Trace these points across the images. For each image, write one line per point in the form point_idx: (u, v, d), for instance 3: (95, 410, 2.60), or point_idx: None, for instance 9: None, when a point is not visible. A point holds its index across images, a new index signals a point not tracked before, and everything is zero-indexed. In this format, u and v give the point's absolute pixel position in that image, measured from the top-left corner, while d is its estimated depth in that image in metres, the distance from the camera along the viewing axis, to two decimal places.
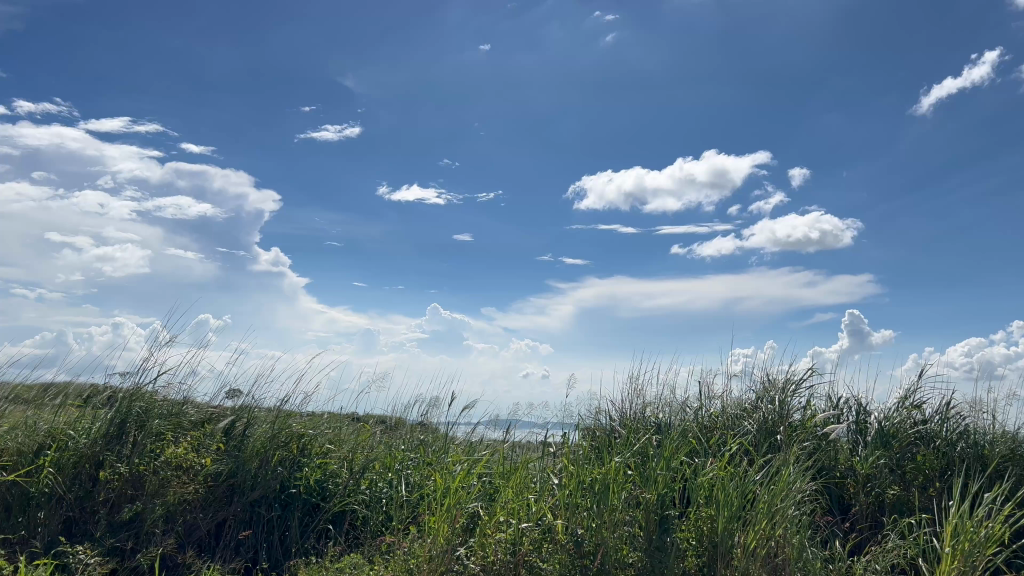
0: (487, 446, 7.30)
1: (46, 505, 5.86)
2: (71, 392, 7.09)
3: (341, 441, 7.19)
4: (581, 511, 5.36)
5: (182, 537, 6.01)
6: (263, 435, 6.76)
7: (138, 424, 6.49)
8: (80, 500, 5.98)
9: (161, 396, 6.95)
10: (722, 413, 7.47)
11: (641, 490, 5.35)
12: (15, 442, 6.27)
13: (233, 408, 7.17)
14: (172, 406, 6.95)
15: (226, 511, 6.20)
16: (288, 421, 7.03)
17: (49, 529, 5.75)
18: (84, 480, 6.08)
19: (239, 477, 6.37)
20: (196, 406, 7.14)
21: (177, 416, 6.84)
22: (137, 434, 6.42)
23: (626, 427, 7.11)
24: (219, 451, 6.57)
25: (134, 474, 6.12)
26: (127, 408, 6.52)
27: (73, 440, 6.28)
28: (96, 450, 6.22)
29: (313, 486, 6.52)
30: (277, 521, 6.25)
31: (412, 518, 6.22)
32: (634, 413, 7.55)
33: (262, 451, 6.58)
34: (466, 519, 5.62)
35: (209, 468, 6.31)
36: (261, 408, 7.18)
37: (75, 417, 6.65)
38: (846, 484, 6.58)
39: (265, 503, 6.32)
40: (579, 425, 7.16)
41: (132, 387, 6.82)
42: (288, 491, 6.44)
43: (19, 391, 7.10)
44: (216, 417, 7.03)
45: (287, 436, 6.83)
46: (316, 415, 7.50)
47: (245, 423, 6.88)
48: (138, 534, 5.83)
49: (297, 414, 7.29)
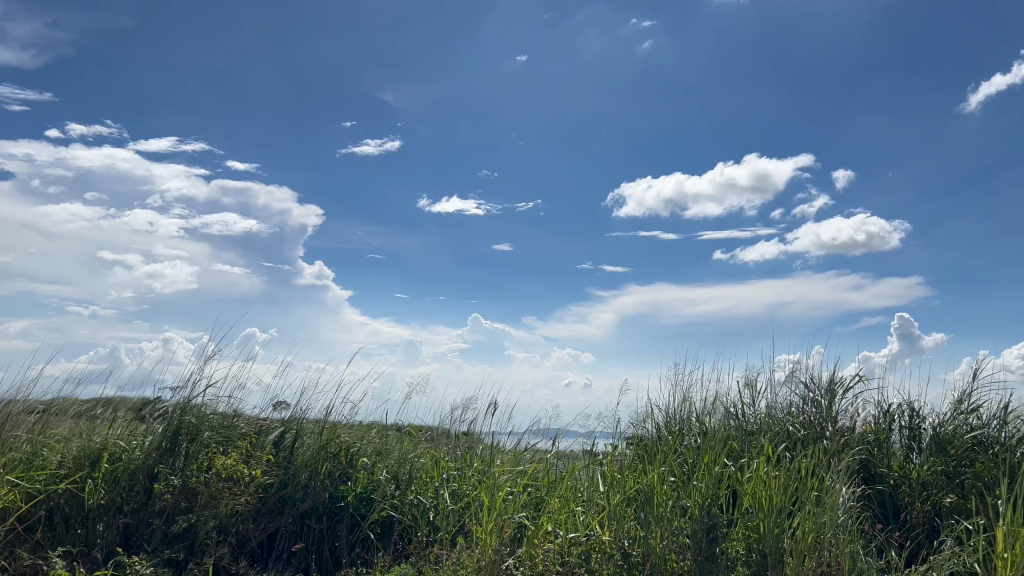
0: (533, 456, 7.29)
1: (104, 518, 6.01)
2: (124, 407, 7.26)
3: (386, 451, 7.24)
4: (628, 521, 5.35)
5: (235, 548, 6.13)
6: (312, 446, 6.86)
7: (189, 435, 6.63)
8: (136, 512, 6.12)
9: (212, 409, 7.09)
10: (769, 419, 7.36)
11: (688, 499, 5.30)
12: (72, 455, 6.43)
13: (281, 420, 7.28)
14: (223, 418, 7.09)
15: (277, 522, 6.30)
16: (335, 432, 7.12)
17: (108, 540, 5.90)
18: (139, 492, 6.23)
19: (289, 488, 6.46)
20: (246, 419, 7.27)
21: (227, 429, 6.98)
22: (188, 446, 6.56)
23: (673, 434, 7.05)
24: (269, 462, 6.68)
25: (188, 487, 6.28)
26: (178, 420, 6.67)
27: (127, 453, 6.45)
28: (150, 462, 6.36)
29: (361, 497, 6.58)
30: (327, 532, 6.34)
31: (459, 528, 6.25)
32: (679, 420, 7.49)
33: (312, 462, 6.68)
34: (513, 529, 5.63)
35: (260, 479, 6.43)
36: (308, 419, 7.28)
37: (129, 431, 6.82)
38: (900, 491, 6.44)
39: (315, 515, 6.40)
40: (625, 434, 7.13)
41: (183, 401, 6.96)
42: (336, 504, 6.51)
43: (76, 406, 7.29)
44: (265, 429, 7.14)
45: (334, 447, 6.92)
46: (362, 426, 7.58)
47: (293, 434, 6.98)
48: (192, 546, 5.94)
49: (344, 425, 7.38)
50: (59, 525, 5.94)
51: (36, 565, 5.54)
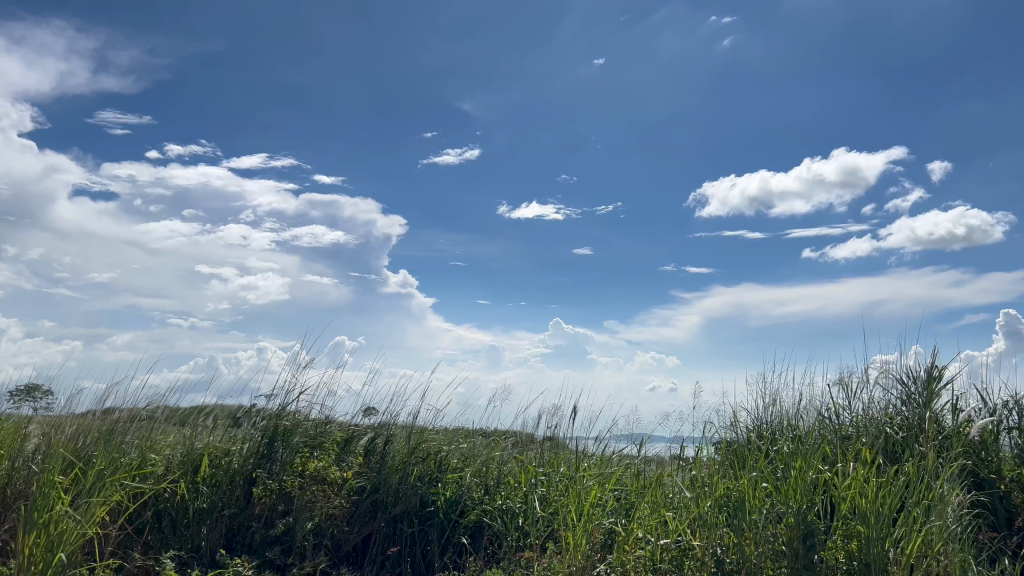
0: (620, 462, 7.23)
1: (207, 520, 6.28)
2: (222, 414, 7.57)
3: (474, 456, 7.32)
4: (719, 529, 5.26)
5: (331, 551, 6.32)
6: (401, 451, 7.01)
7: (284, 440, 6.88)
8: (237, 515, 6.39)
9: (305, 415, 7.33)
10: (866, 421, 7.11)
11: (781, 504, 5.16)
12: (176, 460, 6.74)
13: (372, 425, 7.45)
14: (316, 424, 7.32)
15: (371, 526, 6.45)
16: (424, 438, 7.25)
17: (212, 542, 6.17)
18: (239, 496, 6.50)
19: (382, 492, 6.61)
20: (338, 425, 7.47)
21: (320, 435, 7.20)
22: (283, 452, 6.80)
23: (765, 438, 6.89)
24: (361, 466, 6.88)
25: (284, 491, 6.52)
26: (274, 426, 6.94)
27: (226, 458, 6.73)
28: (248, 468, 6.64)
29: (450, 501, 6.65)
30: (419, 535, 6.43)
31: (549, 534, 6.25)
32: (770, 425, 7.30)
33: (402, 467, 6.82)
34: (602, 535, 5.62)
35: (352, 483, 6.63)
36: (397, 424, 7.43)
37: (228, 437, 7.11)
38: (1012, 496, 6.11)
39: (407, 519, 6.51)
40: (713, 439, 6.99)
41: (277, 408, 7.23)
42: (428, 508, 6.60)
43: (178, 414, 7.63)
44: (356, 434, 7.33)
45: (422, 452, 7.05)
46: (449, 431, 7.68)
47: (384, 439, 7.16)
48: (291, 548, 6.16)
49: (431, 430, 7.50)
50: (166, 527, 6.23)
51: (148, 565, 5.83)
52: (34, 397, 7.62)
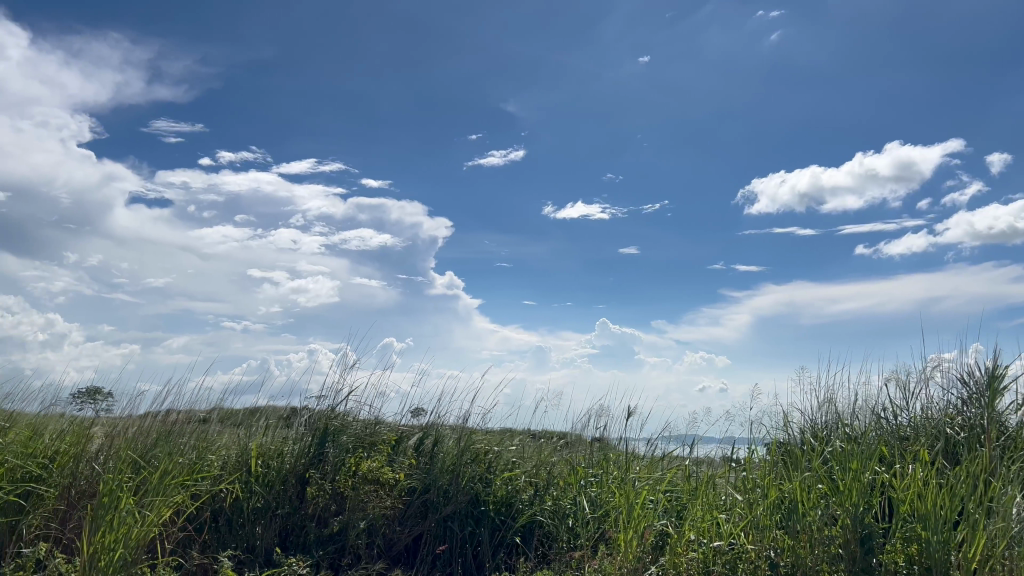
0: (671, 464, 7.16)
1: (261, 520, 6.40)
2: (275, 414, 7.71)
3: (523, 458, 7.33)
4: (773, 531, 5.18)
5: (384, 551, 6.39)
6: (450, 451, 7.05)
7: (334, 439, 6.98)
8: (290, 515, 6.50)
9: (354, 416, 7.42)
10: (924, 421, 6.92)
11: (837, 505, 5.06)
12: (231, 460, 6.88)
13: (421, 425, 7.52)
14: (366, 425, 7.41)
15: (422, 526, 6.51)
16: (472, 438, 7.29)
17: (266, 541, 6.29)
18: (292, 495, 6.62)
19: (432, 492, 6.67)
20: (387, 425, 7.55)
21: (370, 435, 7.29)
22: (334, 451, 6.91)
23: (819, 439, 6.76)
24: (412, 466, 6.95)
25: (337, 491, 6.68)
26: (325, 426, 7.04)
27: (280, 458, 6.85)
28: (301, 468, 6.75)
29: (500, 502, 6.67)
30: (470, 535, 6.46)
31: (600, 535, 6.23)
32: (824, 426, 7.16)
33: (451, 467, 6.86)
34: (654, 536, 5.57)
35: (403, 483, 6.71)
36: (446, 425, 7.48)
37: (281, 437, 7.23)
38: None
39: (458, 518, 6.54)
40: (765, 439, 6.89)
41: (327, 409, 7.33)
42: (478, 508, 6.63)
43: (232, 415, 7.78)
44: (405, 434, 7.40)
45: (471, 453, 7.08)
46: (497, 432, 7.71)
47: (433, 439, 7.22)
48: (344, 548, 6.26)
49: (480, 431, 7.54)
50: (223, 526, 6.36)
51: (207, 564, 5.96)
52: (95, 399, 7.85)
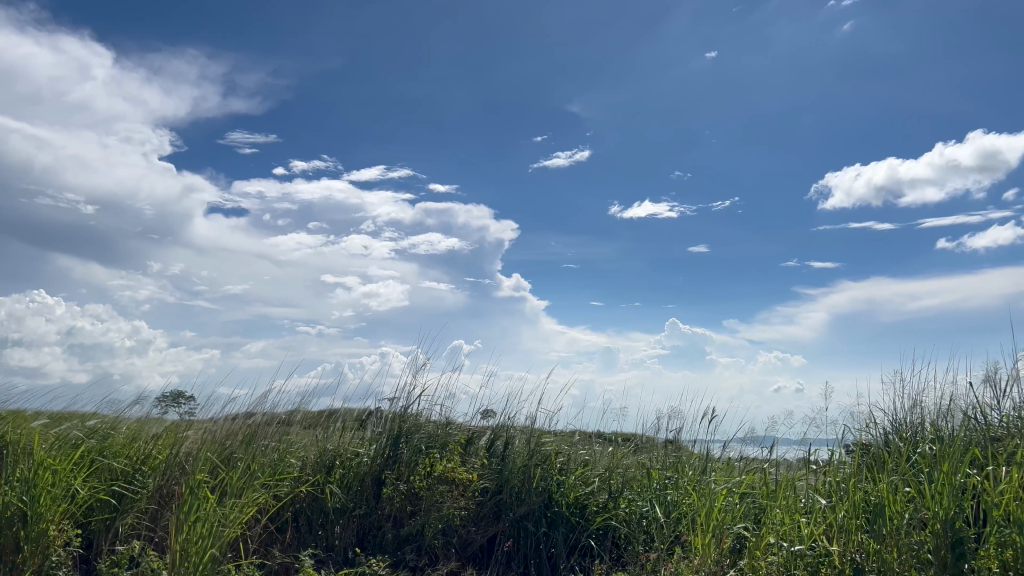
0: (748, 467, 7.02)
1: (340, 520, 6.55)
2: (350, 416, 7.88)
3: (597, 459, 7.29)
4: (858, 534, 5.04)
5: (459, 551, 6.45)
6: (522, 452, 7.08)
7: (407, 441, 7.10)
8: (367, 515, 6.64)
9: (427, 417, 7.51)
10: (1016, 420, 6.62)
11: (926, 509, 4.87)
12: (310, 462, 7.07)
13: (492, 426, 7.57)
14: (438, 426, 7.49)
15: (496, 527, 6.56)
16: (544, 440, 7.30)
17: (345, 541, 6.44)
18: (369, 496, 6.75)
19: (506, 493, 6.72)
20: (459, 426, 7.63)
21: (442, 436, 7.37)
22: (408, 453, 7.01)
23: (903, 441, 6.53)
24: (484, 466, 7.02)
25: (412, 491, 6.77)
26: (398, 428, 7.17)
27: (357, 460, 7.01)
28: (376, 469, 6.88)
29: (573, 504, 6.65)
30: (544, 536, 6.46)
31: (676, 538, 6.14)
32: (909, 427, 6.91)
33: (524, 467, 6.89)
34: (732, 541, 5.48)
35: (476, 484, 6.77)
36: (517, 426, 7.51)
37: (356, 439, 7.38)
38: None
39: (532, 519, 6.56)
40: (845, 441, 6.70)
41: (400, 410, 7.46)
42: (552, 509, 6.63)
43: (309, 416, 7.99)
44: (477, 435, 7.46)
45: (544, 455, 7.09)
46: (568, 434, 7.70)
47: (504, 440, 7.27)
48: (420, 548, 6.35)
49: (551, 432, 7.54)
50: (303, 526, 6.53)
51: (288, 562, 6.12)
52: (178, 403, 8.16)
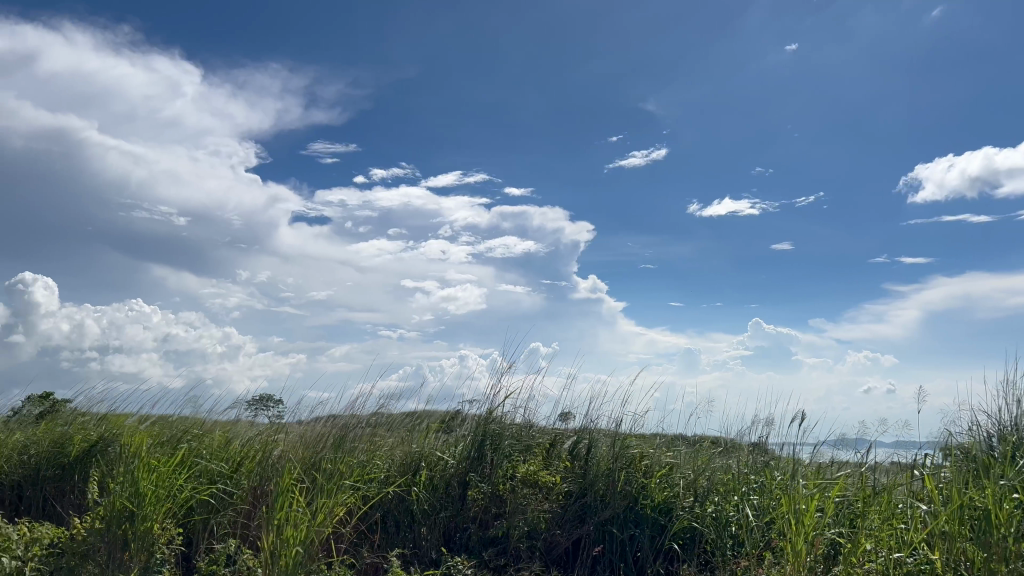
0: (841, 471, 6.81)
1: (426, 521, 6.65)
2: (433, 419, 7.99)
3: (682, 463, 7.17)
4: (962, 542, 4.83)
5: (544, 554, 6.45)
6: (606, 455, 7.05)
7: (491, 444, 7.16)
8: (452, 517, 6.73)
9: (510, 419, 7.56)
10: None
11: None
12: (396, 464, 7.21)
13: (575, 429, 7.55)
14: (521, 428, 7.52)
15: (581, 530, 6.54)
16: (629, 442, 7.23)
17: (431, 543, 6.54)
18: (454, 498, 6.85)
19: (590, 497, 6.70)
20: (541, 429, 7.64)
21: (526, 439, 7.40)
22: (493, 455, 7.08)
23: (1010, 445, 6.21)
24: (567, 470, 7.02)
25: (495, 493, 6.83)
26: (482, 430, 7.24)
27: (442, 462, 7.12)
28: (461, 471, 6.97)
29: (658, 507, 6.57)
30: (629, 540, 6.39)
31: (766, 544, 6.00)
32: (1016, 430, 6.57)
33: (609, 470, 6.86)
34: (824, 547, 5.32)
35: (560, 487, 6.79)
36: (601, 429, 7.46)
37: (441, 442, 7.48)
38: None
39: (617, 522, 6.52)
40: (945, 444, 6.41)
41: (484, 413, 7.53)
42: (637, 512, 6.56)
43: (394, 419, 8.14)
44: (560, 438, 7.47)
45: (628, 457, 7.02)
46: (652, 437, 7.60)
47: (588, 443, 7.24)
48: (506, 550, 6.40)
49: (635, 436, 7.46)
50: (391, 527, 6.66)
51: (377, 562, 6.26)
52: (267, 406, 8.44)
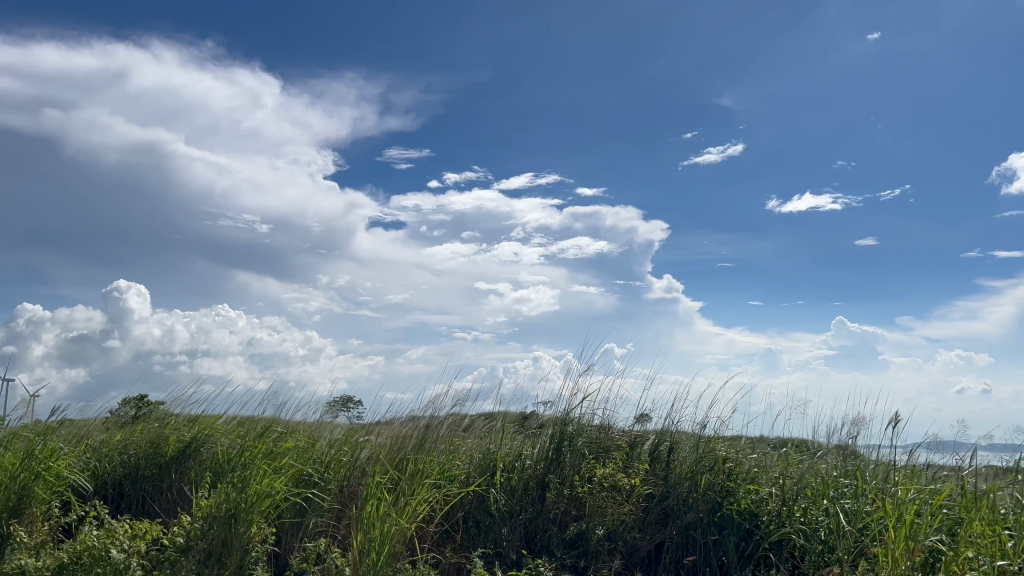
0: (939, 476, 6.54)
1: (506, 522, 6.68)
2: (511, 420, 8.04)
3: (767, 466, 7.00)
4: None
5: (626, 556, 6.41)
6: (688, 459, 6.95)
7: (570, 446, 7.14)
8: (533, 519, 6.74)
9: (588, 421, 7.53)
10: None
11: None
12: (476, 465, 7.28)
13: (655, 430, 7.47)
14: (600, 430, 7.48)
15: (662, 534, 6.47)
16: (712, 446, 7.09)
17: (513, 544, 6.55)
18: (534, 499, 6.87)
19: (673, 501, 6.61)
20: (620, 431, 7.58)
21: (606, 441, 7.36)
22: (572, 457, 7.07)
23: None
24: (647, 472, 6.96)
25: (575, 496, 6.82)
26: (561, 431, 7.25)
27: (521, 463, 7.15)
28: (540, 472, 7.00)
29: (744, 511, 6.41)
30: (713, 544, 6.29)
31: (859, 550, 5.80)
32: None
33: (691, 474, 6.77)
34: (922, 554, 5.12)
35: (640, 489, 6.74)
36: (683, 432, 7.36)
37: (519, 443, 7.51)
38: None
39: (701, 527, 6.40)
40: None
41: (562, 415, 7.53)
42: (722, 516, 6.41)
43: (473, 420, 8.21)
44: (639, 440, 7.41)
45: (711, 460, 6.90)
46: (736, 440, 7.44)
47: (669, 446, 7.16)
48: (587, 552, 6.37)
49: (719, 438, 7.31)
50: (473, 528, 6.73)
51: (460, 562, 6.33)
52: (347, 407, 8.65)
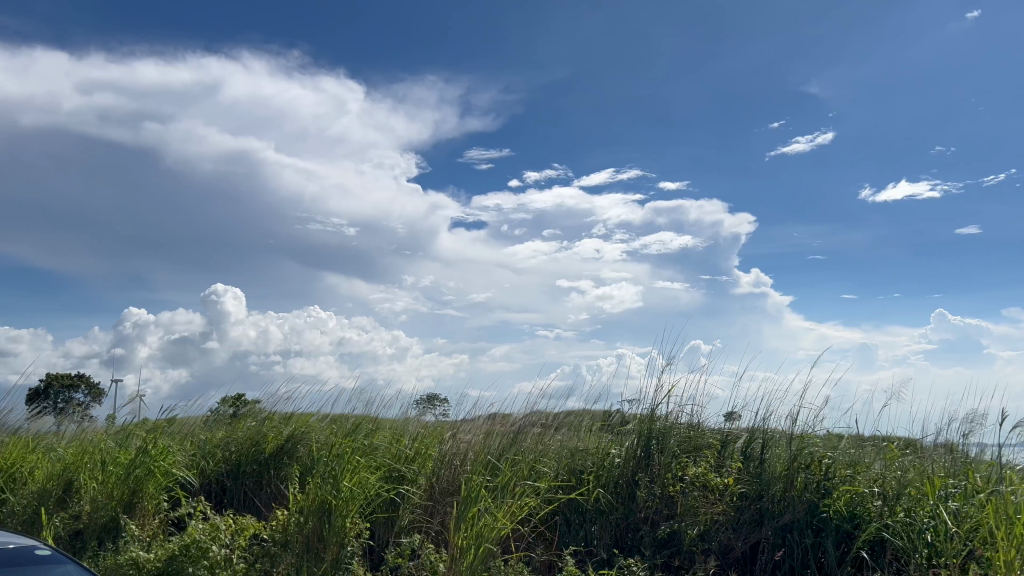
0: None
1: (597, 520, 6.70)
2: (599, 418, 8.00)
3: (867, 464, 6.75)
4: None
5: (720, 556, 6.32)
6: (783, 457, 6.74)
7: (659, 445, 7.04)
8: (624, 517, 6.70)
9: (676, 419, 7.40)
10: None
11: None
12: (565, 465, 7.29)
13: (747, 428, 7.31)
14: (689, 427, 7.36)
15: (758, 534, 6.33)
16: (807, 443, 6.86)
17: (604, 542, 6.55)
18: (624, 498, 6.83)
19: (768, 503, 6.45)
20: (711, 429, 7.43)
21: (696, 440, 7.24)
22: (661, 456, 6.97)
23: None
24: (739, 471, 6.83)
25: (666, 495, 6.72)
26: (649, 429, 7.15)
27: (611, 462, 7.11)
28: (630, 471, 6.95)
29: (843, 513, 6.18)
30: (812, 545, 6.11)
31: (968, 553, 5.54)
32: None
33: (786, 472, 6.57)
34: None
35: (733, 488, 6.62)
36: (775, 429, 7.16)
37: (608, 442, 7.45)
38: None
39: (798, 528, 6.22)
40: None
41: (648, 413, 7.43)
42: (820, 516, 6.20)
43: (559, 417, 8.21)
44: (731, 437, 7.26)
45: (807, 457, 6.66)
46: (833, 438, 7.20)
47: (761, 444, 6.96)
48: (679, 551, 6.30)
49: (813, 435, 7.09)
50: (563, 526, 6.76)
51: (550, 560, 6.36)
52: (434, 405, 8.78)
